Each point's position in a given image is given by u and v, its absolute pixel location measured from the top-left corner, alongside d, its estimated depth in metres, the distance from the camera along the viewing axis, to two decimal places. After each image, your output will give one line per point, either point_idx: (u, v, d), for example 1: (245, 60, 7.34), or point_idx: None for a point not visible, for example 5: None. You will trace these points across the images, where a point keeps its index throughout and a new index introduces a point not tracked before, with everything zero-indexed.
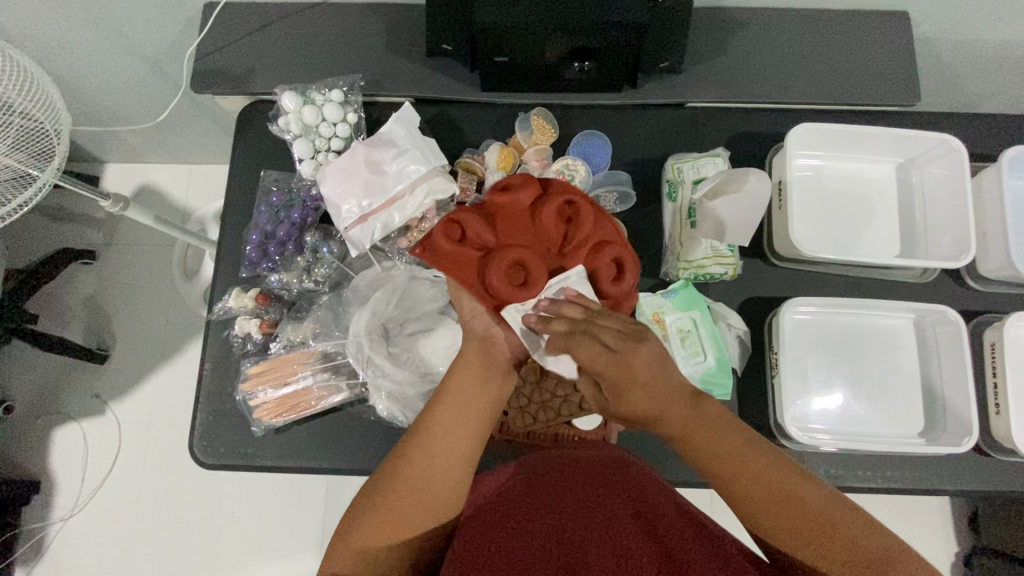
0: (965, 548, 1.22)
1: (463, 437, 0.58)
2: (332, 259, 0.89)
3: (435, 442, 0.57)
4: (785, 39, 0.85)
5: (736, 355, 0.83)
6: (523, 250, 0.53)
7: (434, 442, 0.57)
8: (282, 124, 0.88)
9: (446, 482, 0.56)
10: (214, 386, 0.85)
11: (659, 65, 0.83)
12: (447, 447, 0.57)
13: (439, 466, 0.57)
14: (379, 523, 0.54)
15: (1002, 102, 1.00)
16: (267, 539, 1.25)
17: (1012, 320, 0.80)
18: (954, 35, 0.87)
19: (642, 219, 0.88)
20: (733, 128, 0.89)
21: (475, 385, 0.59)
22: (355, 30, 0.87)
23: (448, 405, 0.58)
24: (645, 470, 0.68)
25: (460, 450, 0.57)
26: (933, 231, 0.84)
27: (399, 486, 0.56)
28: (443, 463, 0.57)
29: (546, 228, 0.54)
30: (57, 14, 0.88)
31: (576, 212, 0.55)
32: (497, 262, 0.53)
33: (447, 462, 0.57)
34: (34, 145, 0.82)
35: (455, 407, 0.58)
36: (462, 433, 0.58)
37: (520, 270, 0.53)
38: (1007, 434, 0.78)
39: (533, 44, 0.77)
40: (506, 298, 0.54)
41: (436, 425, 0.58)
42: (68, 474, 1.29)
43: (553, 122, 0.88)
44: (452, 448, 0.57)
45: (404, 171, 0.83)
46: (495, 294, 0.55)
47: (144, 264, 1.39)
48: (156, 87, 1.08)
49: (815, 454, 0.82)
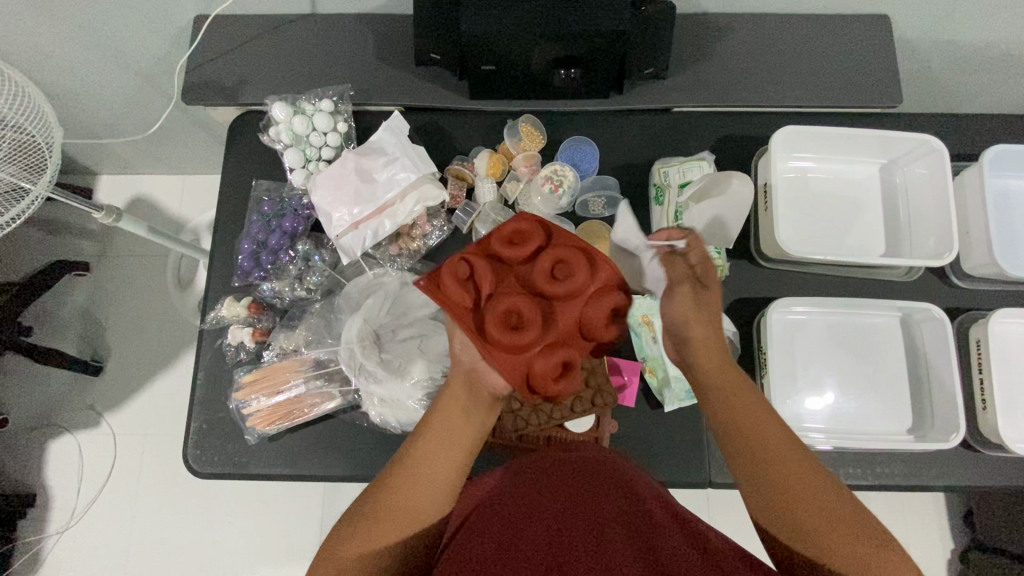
0: (961, 545, 1.22)
1: (443, 459, 0.58)
2: (323, 267, 0.90)
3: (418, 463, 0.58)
4: (767, 44, 0.87)
5: (727, 357, 0.83)
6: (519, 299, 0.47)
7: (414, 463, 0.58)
8: (273, 135, 0.89)
9: (428, 497, 0.57)
10: (207, 396, 0.85)
11: (644, 71, 0.84)
12: (429, 474, 0.58)
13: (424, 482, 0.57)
14: (368, 532, 0.56)
15: (985, 102, 1.02)
16: (264, 548, 1.25)
17: (998, 316, 0.81)
18: (935, 38, 0.88)
19: (631, 222, 0.89)
20: (718, 132, 0.91)
21: (459, 415, 0.58)
22: (345, 40, 0.88)
23: (431, 435, 0.58)
24: (636, 471, 0.69)
25: (443, 478, 0.58)
26: (917, 230, 0.85)
27: (386, 500, 0.57)
28: (426, 482, 0.57)
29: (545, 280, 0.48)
30: (48, 27, 0.88)
31: (576, 258, 0.49)
32: (493, 315, 0.47)
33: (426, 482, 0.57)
34: (26, 157, 0.82)
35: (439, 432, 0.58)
36: (445, 457, 0.58)
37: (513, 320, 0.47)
38: (995, 430, 0.79)
39: (520, 52, 0.78)
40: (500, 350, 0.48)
41: (420, 452, 0.58)
42: (64, 486, 1.29)
43: (541, 130, 0.90)
44: (438, 467, 0.58)
45: (394, 179, 0.84)
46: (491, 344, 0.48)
47: (138, 275, 1.39)
48: (148, 98, 1.09)
49: (806, 453, 0.82)
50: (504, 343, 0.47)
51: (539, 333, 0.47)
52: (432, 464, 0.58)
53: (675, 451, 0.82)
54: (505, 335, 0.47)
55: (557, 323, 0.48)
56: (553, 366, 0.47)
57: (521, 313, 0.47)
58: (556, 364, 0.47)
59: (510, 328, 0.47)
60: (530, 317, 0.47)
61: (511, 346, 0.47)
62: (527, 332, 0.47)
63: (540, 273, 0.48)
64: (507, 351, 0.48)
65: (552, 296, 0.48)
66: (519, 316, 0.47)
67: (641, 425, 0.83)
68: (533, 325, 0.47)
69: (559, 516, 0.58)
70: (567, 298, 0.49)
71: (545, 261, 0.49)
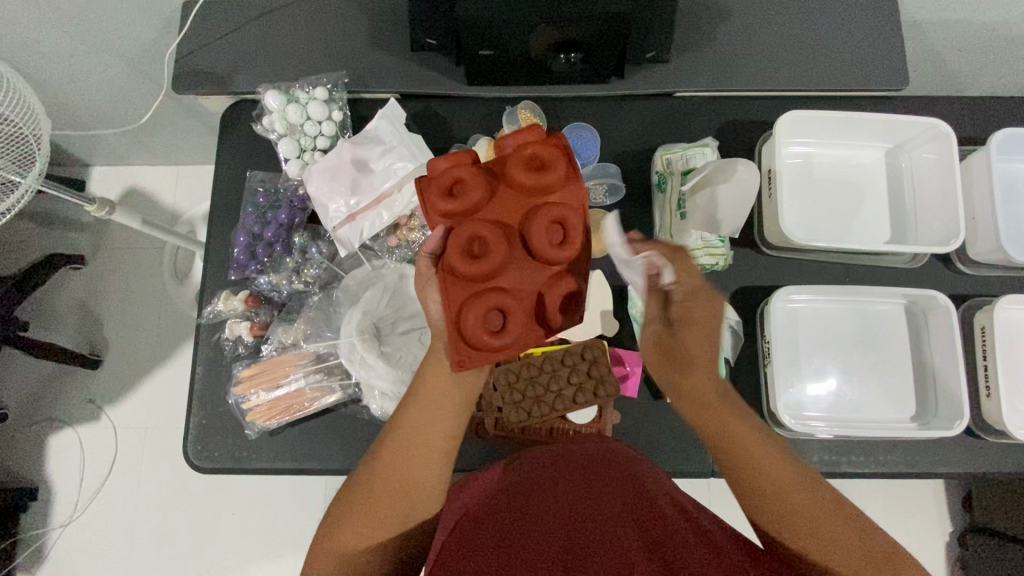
0: (958, 527, 1.23)
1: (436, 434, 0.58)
2: (321, 259, 0.88)
3: (411, 442, 0.57)
4: (770, 29, 0.85)
5: (729, 345, 0.83)
6: (466, 172, 0.53)
7: (410, 443, 0.57)
8: (266, 124, 0.87)
9: (422, 481, 0.57)
10: (205, 392, 0.84)
11: (646, 54, 0.82)
12: (423, 446, 0.57)
13: (420, 461, 0.57)
14: (364, 521, 0.55)
15: (993, 84, 1.00)
16: (266, 538, 1.26)
17: (1003, 303, 0.80)
18: (943, 19, 0.86)
19: (632, 211, 0.87)
20: (722, 118, 0.89)
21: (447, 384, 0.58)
22: (339, 26, 0.86)
23: (417, 405, 0.58)
24: (635, 455, 0.69)
25: (433, 461, 0.58)
26: (923, 215, 0.84)
27: (373, 487, 0.56)
28: (418, 463, 0.57)
29: (514, 176, 0.53)
30: (31, 15, 0.86)
31: (548, 160, 0.53)
32: (449, 170, 0.53)
33: (425, 463, 0.57)
34: (14, 150, 0.80)
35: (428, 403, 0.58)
36: (438, 429, 0.58)
37: (455, 189, 0.53)
38: (998, 417, 0.79)
39: (516, 36, 0.76)
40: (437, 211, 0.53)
41: (409, 426, 0.58)
42: (65, 479, 1.29)
43: (541, 117, 0.87)
44: (431, 441, 0.58)
45: (392, 169, 0.83)
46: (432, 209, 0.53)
47: (133, 266, 1.38)
48: (138, 86, 1.06)
49: (808, 442, 0.82)
50: (436, 201, 0.53)
51: (477, 197, 0.52)
52: (423, 443, 0.58)
53: (680, 441, 0.81)
54: (440, 196, 0.53)
55: (495, 206, 0.54)
56: (460, 243, 0.52)
57: (467, 181, 0.53)
58: (466, 235, 0.52)
59: (448, 190, 0.53)
60: (470, 187, 0.53)
61: (448, 207, 0.52)
62: (460, 199, 0.52)
63: (514, 170, 0.53)
64: (431, 208, 0.53)
65: (513, 179, 0.53)
66: (461, 185, 0.53)
67: (643, 414, 0.82)
68: (468, 194, 0.52)
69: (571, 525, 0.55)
70: (516, 189, 0.53)
71: (517, 163, 0.53)
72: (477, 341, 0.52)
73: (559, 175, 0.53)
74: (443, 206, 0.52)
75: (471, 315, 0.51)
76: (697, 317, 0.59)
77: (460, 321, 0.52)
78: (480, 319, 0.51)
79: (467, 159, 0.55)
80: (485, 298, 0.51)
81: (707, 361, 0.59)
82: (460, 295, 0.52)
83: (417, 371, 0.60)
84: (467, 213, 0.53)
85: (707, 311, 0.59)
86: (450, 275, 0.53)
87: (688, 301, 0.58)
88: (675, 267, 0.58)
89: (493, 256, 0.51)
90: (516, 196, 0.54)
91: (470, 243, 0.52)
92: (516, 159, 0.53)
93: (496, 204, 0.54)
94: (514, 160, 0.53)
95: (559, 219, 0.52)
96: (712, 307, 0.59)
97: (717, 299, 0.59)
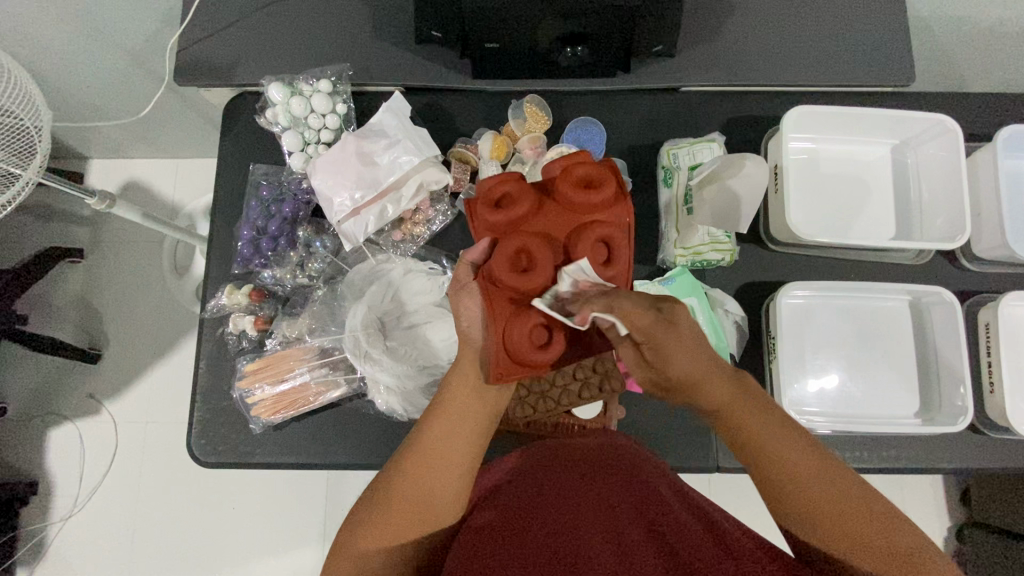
0: (956, 522, 1.24)
1: (457, 452, 0.55)
2: (325, 253, 0.88)
3: (430, 458, 0.55)
4: (777, 25, 0.85)
5: (734, 341, 0.82)
6: (515, 186, 0.53)
7: (428, 460, 0.55)
8: (269, 117, 0.86)
9: (436, 499, 0.55)
10: (208, 386, 0.84)
11: (652, 48, 0.82)
12: (443, 460, 0.55)
13: (436, 476, 0.55)
14: (380, 528, 0.54)
15: (997, 82, 1.00)
16: (268, 533, 1.25)
17: (1007, 299, 0.81)
18: (950, 15, 0.86)
19: (637, 206, 0.87)
20: (727, 113, 0.89)
21: (470, 401, 0.56)
22: (344, 19, 0.86)
23: (437, 419, 0.56)
24: (640, 450, 0.69)
25: (449, 474, 0.55)
26: (929, 212, 0.84)
27: (388, 497, 0.55)
28: (434, 480, 0.55)
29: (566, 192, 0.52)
30: (32, 6, 0.84)
31: (599, 177, 0.52)
32: (500, 183, 0.53)
33: (441, 480, 0.55)
34: (15, 142, 0.79)
35: (449, 419, 0.56)
36: (459, 449, 0.56)
37: (502, 200, 0.53)
38: (1002, 413, 0.79)
39: (523, 28, 0.75)
40: (487, 223, 0.52)
41: (426, 443, 0.55)
42: (65, 474, 1.28)
43: (546, 111, 0.88)
44: (451, 454, 0.55)
45: (396, 163, 0.82)
46: (481, 222, 0.53)
47: (133, 260, 1.37)
48: (139, 78, 1.05)
49: (813, 437, 0.82)
50: (483, 212, 0.52)
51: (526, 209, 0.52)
52: (441, 462, 0.55)
53: (685, 435, 0.82)
54: (487, 207, 0.52)
55: (545, 221, 0.53)
56: (506, 253, 0.50)
57: (515, 194, 0.52)
58: (513, 246, 0.50)
59: (496, 203, 0.52)
60: (517, 199, 0.52)
61: (496, 217, 0.52)
62: (506, 210, 0.52)
63: (568, 186, 0.52)
64: (480, 220, 0.53)
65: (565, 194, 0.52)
66: (509, 197, 0.52)
67: (649, 409, 0.82)
68: (516, 207, 0.52)
69: (586, 526, 0.53)
70: (566, 206, 0.53)
71: (570, 178, 0.52)
72: (524, 358, 0.50)
73: (611, 191, 0.52)
74: (492, 218, 0.52)
75: (516, 329, 0.49)
76: (682, 330, 0.48)
77: (503, 336, 0.50)
78: (525, 334, 0.49)
79: (516, 173, 0.54)
80: (530, 313, 0.49)
81: (705, 374, 0.49)
82: (501, 310, 0.51)
83: (442, 381, 0.58)
84: (514, 225, 0.52)
85: (682, 332, 0.48)
86: (491, 285, 0.52)
87: (657, 340, 0.46)
88: (618, 310, 0.45)
89: (539, 269, 0.50)
90: (564, 212, 0.53)
91: (515, 255, 0.50)
92: (566, 176, 0.52)
93: (546, 219, 0.53)
94: (565, 176, 0.52)
95: (609, 235, 0.51)
96: (674, 335, 0.46)
97: (678, 305, 0.48)
